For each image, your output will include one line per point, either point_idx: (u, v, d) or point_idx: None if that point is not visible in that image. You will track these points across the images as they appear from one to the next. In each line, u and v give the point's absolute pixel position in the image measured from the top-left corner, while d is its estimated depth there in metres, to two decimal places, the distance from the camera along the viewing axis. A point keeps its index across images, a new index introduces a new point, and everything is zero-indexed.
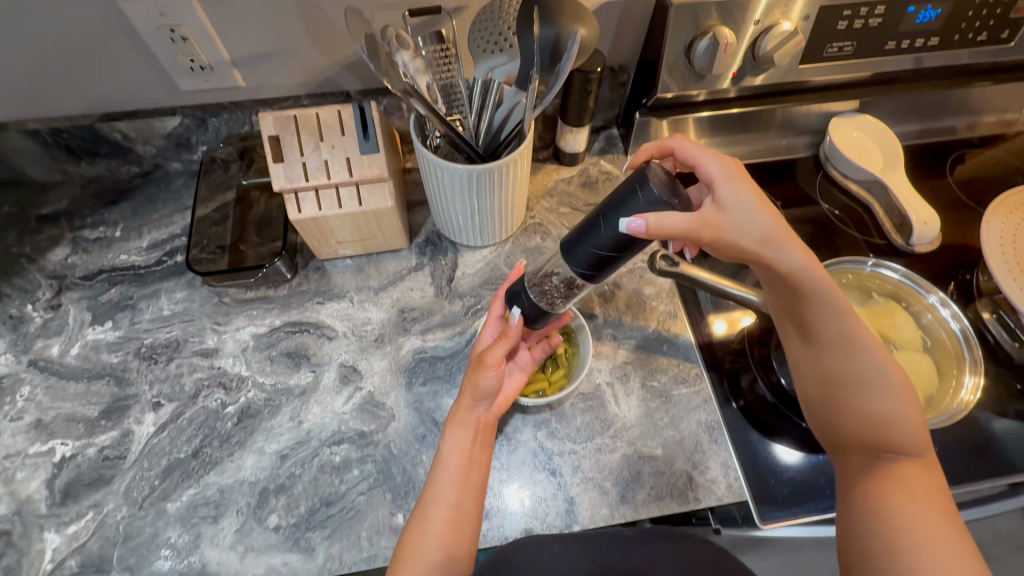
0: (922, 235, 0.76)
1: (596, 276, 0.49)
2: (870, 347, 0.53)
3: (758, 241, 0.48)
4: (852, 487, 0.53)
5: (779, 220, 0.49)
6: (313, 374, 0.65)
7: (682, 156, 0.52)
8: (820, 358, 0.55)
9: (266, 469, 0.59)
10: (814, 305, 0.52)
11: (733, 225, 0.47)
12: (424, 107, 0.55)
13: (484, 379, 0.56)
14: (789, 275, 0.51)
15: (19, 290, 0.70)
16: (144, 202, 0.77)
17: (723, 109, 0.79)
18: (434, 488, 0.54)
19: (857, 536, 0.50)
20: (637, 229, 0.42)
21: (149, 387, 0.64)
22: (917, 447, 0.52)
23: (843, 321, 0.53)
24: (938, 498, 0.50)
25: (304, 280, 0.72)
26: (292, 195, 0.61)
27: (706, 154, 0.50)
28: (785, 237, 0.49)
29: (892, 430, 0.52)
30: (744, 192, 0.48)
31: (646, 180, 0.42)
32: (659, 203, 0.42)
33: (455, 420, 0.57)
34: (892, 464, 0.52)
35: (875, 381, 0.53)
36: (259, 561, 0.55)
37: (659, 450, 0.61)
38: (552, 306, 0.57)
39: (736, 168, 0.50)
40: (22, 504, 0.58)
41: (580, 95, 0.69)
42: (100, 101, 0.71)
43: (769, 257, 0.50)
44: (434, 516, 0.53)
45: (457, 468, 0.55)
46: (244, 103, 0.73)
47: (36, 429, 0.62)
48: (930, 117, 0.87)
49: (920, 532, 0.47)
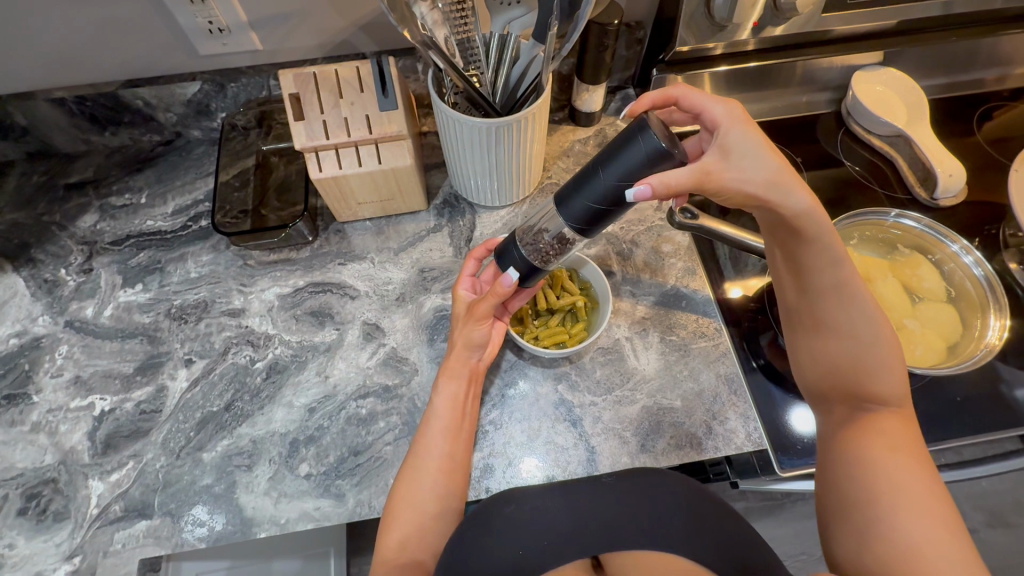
0: (948, 187, 0.75)
1: (590, 230, 0.48)
2: (865, 296, 0.50)
3: (763, 184, 0.45)
4: (836, 439, 0.50)
5: (784, 163, 0.46)
6: (337, 332, 0.67)
7: (688, 104, 0.49)
8: (813, 310, 0.52)
9: (295, 421, 0.61)
10: (811, 252, 0.49)
11: (737, 173, 0.45)
12: (442, 60, 0.55)
13: (475, 333, 0.58)
14: (794, 221, 0.47)
15: (53, 255, 0.72)
16: (167, 169, 0.79)
17: (741, 63, 0.78)
18: (426, 438, 0.57)
19: (842, 488, 0.48)
20: (642, 196, 0.41)
21: (181, 345, 0.66)
22: (901, 400, 0.50)
23: (842, 267, 0.49)
24: (921, 451, 0.47)
25: (325, 242, 0.73)
26: (314, 154, 0.62)
27: (710, 99, 0.48)
28: (791, 180, 0.46)
29: (880, 383, 0.49)
30: (746, 133, 0.46)
31: (646, 127, 0.41)
32: (659, 154, 0.41)
33: (450, 372, 0.59)
34: (877, 416, 0.49)
35: (869, 333, 0.49)
36: (292, 506, 0.57)
37: (678, 402, 0.62)
38: (546, 263, 0.54)
39: (742, 112, 0.47)
40: (67, 454, 0.60)
41: (597, 51, 0.68)
42: (121, 68, 0.72)
43: (776, 201, 0.46)
44: (426, 466, 0.55)
45: (449, 416, 0.58)
46: (262, 68, 0.74)
47: (75, 385, 0.64)
48: (958, 69, 0.84)
49: (906, 482, 0.45)
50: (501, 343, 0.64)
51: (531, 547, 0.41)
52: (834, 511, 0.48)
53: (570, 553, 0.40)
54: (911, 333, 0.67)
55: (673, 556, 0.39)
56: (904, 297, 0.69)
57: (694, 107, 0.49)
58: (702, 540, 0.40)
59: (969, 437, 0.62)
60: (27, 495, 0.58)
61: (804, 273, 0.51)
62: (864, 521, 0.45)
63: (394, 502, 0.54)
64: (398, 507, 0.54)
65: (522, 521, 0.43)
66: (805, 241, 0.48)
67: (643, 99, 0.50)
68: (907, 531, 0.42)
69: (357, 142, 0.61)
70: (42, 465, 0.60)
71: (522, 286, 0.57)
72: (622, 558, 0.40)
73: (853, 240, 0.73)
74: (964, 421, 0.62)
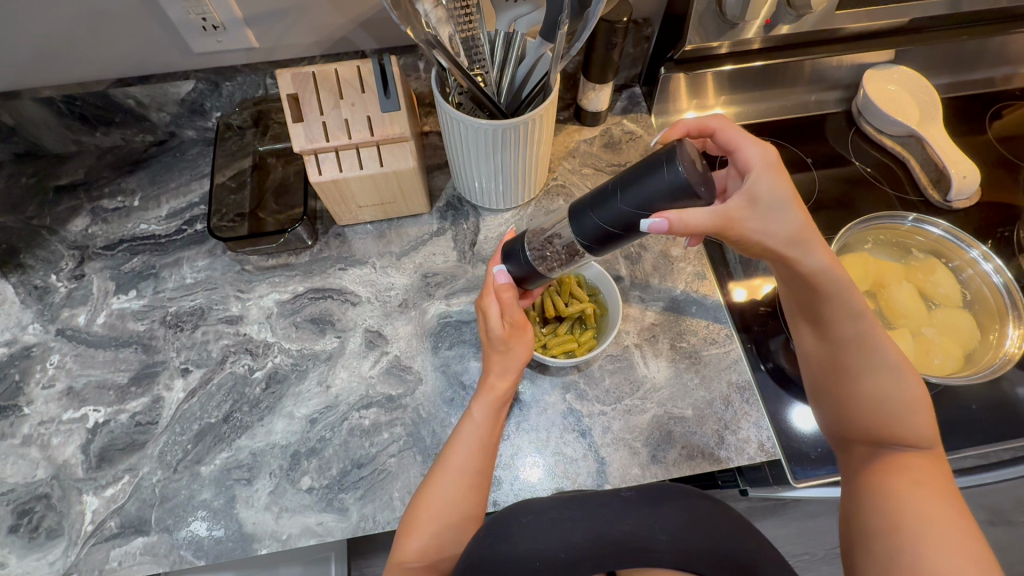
0: (961, 189, 0.74)
1: (597, 250, 0.46)
2: (884, 340, 0.48)
3: (784, 241, 0.44)
4: (858, 476, 0.49)
5: (807, 218, 0.45)
6: (338, 339, 0.65)
7: (724, 138, 0.47)
8: (832, 355, 0.50)
9: (296, 433, 0.60)
10: (826, 304, 0.47)
11: (760, 224, 0.44)
12: (446, 59, 0.53)
13: (518, 359, 0.57)
14: (812, 277, 0.46)
15: (42, 261, 0.70)
16: (160, 171, 0.76)
17: (749, 62, 0.76)
18: (456, 449, 0.53)
19: (864, 517, 0.46)
20: (659, 229, 0.40)
21: (177, 354, 0.64)
22: (930, 440, 0.48)
23: (861, 319, 0.47)
24: (951, 489, 0.45)
25: (325, 247, 0.71)
26: (313, 156, 0.60)
27: (746, 140, 0.46)
28: (811, 236, 0.45)
29: (906, 423, 0.47)
30: (776, 181, 0.44)
31: (674, 157, 0.38)
32: (681, 188, 0.38)
33: (503, 394, 0.56)
34: (901, 455, 0.47)
35: (893, 375, 0.48)
36: (294, 521, 0.55)
37: (688, 411, 0.61)
38: (550, 270, 0.53)
39: (775, 157, 0.45)
40: (59, 468, 0.58)
41: (605, 49, 0.65)
42: (112, 66, 0.69)
43: (794, 257, 0.45)
44: (451, 478, 0.52)
45: (491, 437, 0.54)
46: (258, 66, 0.71)
47: (67, 396, 0.62)
48: (968, 68, 0.83)
49: (932, 518, 0.43)
50: None
51: (548, 558, 0.38)
52: (853, 539, 0.47)
53: (587, 567, 0.38)
54: (931, 341, 0.66)
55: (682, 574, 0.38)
56: (921, 302, 0.68)
57: (728, 142, 0.47)
58: (712, 559, 0.38)
59: (981, 447, 0.61)
60: (18, 512, 0.56)
61: (823, 322, 0.49)
62: (885, 551, 0.43)
63: (418, 507, 0.51)
64: (420, 515, 0.51)
65: (538, 531, 0.39)
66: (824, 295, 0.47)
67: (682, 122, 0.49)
68: (930, 562, 0.41)
69: (358, 144, 0.59)
70: (34, 479, 0.58)
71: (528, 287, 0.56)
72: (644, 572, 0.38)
73: (868, 245, 0.72)
74: (977, 428, 0.62)
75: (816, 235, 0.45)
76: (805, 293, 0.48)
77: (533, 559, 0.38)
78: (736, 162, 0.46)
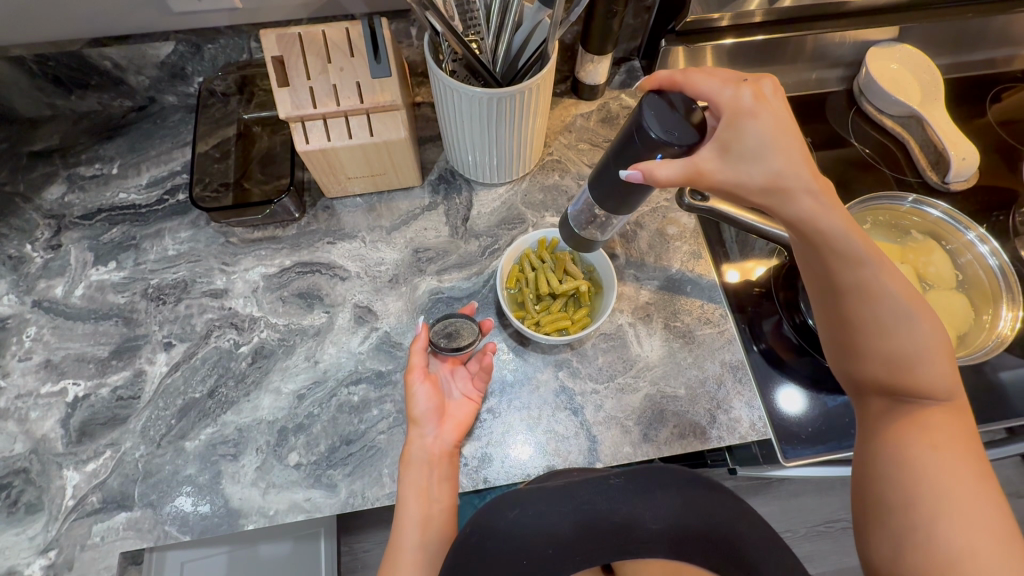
0: (960, 171, 0.73)
1: (616, 210, 0.50)
2: (896, 291, 0.43)
3: (761, 188, 0.40)
4: (876, 437, 0.46)
5: (794, 161, 0.40)
6: (326, 315, 0.63)
7: (690, 92, 0.42)
8: (836, 313, 0.45)
9: (283, 408, 0.58)
10: (826, 257, 0.43)
11: (736, 174, 0.40)
12: (440, 23, 0.50)
13: (414, 398, 0.57)
14: (799, 226, 0.42)
15: (17, 229, 0.67)
16: (141, 138, 0.73)
17: (749, 36, 0.74)
18: (398, 533, 0.54)
19: (875, 486, 0.44)
20: (636, 180, 0.42)
21: (159, 327, 0.62)
22: (952, 391, 0.44)
23: (861, 269, 0.42)
24: (970, 448, 0.43)
25: (313, 220, 0.69)
26: (299, 123, 0.57)
27: (715, 84, 0.41)
28: (797, 182, 0.40)
29: (926, 378, 0.43)
30: (758, 124, 0.40)
31: (642, 120, 0.41)
32: (656, 143, 0.41)
33: (407, 462, 0.54)
34: (923, 412, 0.44)
35: (910, 328, 0.43)
36: (281, 497, 0.55)
37: (681, 390, 0.60)
38: (584, 227, 0.57)
39: (752, 98, 0.40)
40: (38, 443, 0.57)
41: (605, 19, 0.63)
42: (84, 23, 0.65)
43: (771, 205, 0.41)
44: (403, 563, 0.53)
45: (417, 506, 0.54)
46: (242, 28, 0.68)
47: (46, 369, 0.60)
48: (971, 48, 0.81)
49: (953, 488, 0.41)
50: (468, 421, 0.57)
51: (536, 557, 0.34)
52: (866, 510, 0.44)
53: (576, 561, 0.34)
54: None
55: (682, 566, 0.34)
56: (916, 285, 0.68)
57: (697, 95, 0.42)
58: (709, 549, 0.35)
59: None
60: None
61: (824, 274, 0.44)
62: (901, 528, 0.41)
63: None
64: None
65: (526, 525, 0.35)
66: (819, 243, 0.42)
67: (658, 73, 0.43)
68: (946, 539, 0.39)
69: (347, 112, 0.57)
70: (12, 454, 0.56)
71: (564, 235, 0.60)
72: (635, 565, 0.34)
73: (867, 224, 0.71)
74: None
75: (806, 180, 0.40)
76: (803, 243, 0.44)
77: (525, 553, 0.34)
78: (711, 110, 0.43)
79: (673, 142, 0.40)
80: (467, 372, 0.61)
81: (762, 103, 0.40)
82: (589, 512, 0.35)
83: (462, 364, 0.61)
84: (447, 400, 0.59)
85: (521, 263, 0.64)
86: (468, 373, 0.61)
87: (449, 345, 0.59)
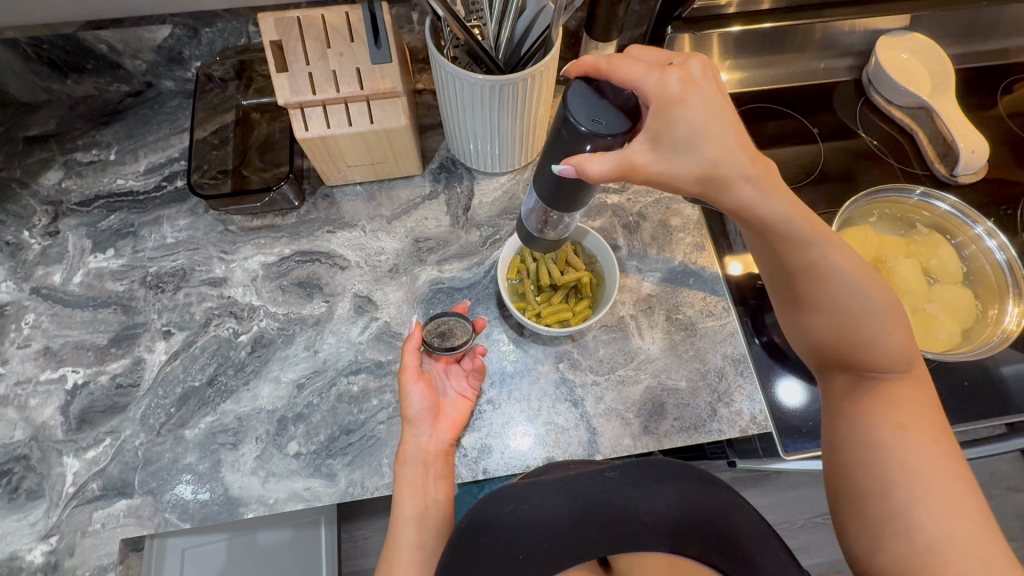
0: (968, 164, 0.72)
1: (568, 211, 0.44)
2: (846, 270, 0.42)
3: (700, 179, 0.38)
4: (843, 420, 0.45)
5: (732, 147, 0.37)
6: (326, 304, 0.63)
7: (615, 81, 0.37)
8: (791, 296, 0.44)
9: (282, 398, 0.58)
10: (775, 243, 0.41)
11: (674, 167, 0.37)
12: (441, 7, 0.49)
13: (409, 397, 0.56)
14: (745, 214, 0.40)
15: (14, 216, 0.67)
16: (138, 124, 0.72)
17: (758, 22, 0.72)
18: (394, 532, 0.54)
19: (848, 473, 0.43)
20: (569, 176, 0.38)
21: (158, 316, 0.62)
22: (909, 360, 0.44)
23: (810, 253, 0.41)
24: (930, 413, 0.43)
25: (312, 208, 0.68)
26: (298, 110, 0.56)
27: (638, 69, 0.36)
28: (736, 168, 0.37)
29: (884, 351, 0.43)
30: (689, 112, 0.36)
31: (566, 109, 0.36)
32: (583, 137, 0.36)
33: (401, 460, 0.54)
34: (884, 385, 0.44)
35: (863, 305, 0.42)
36: (281, 486, 0.55)
37: (682, 382, 0.60)
38: (541, 232, 0.50)
39: (679, 83, 0.36)
40: (38, 429, 0.57)
41: (610, 5, 0.61)
42: (80, 6, 0.64)
43: (715, 194, 0.39)
44: (400, 565, 0.52)
45: (413, 504, 0.54)
46: (240, 11, 0.67)
47: (45, 356, 0.60)
48: (983, 37, 0.80)
49: (925, 467, 0.40)
50: (462, 421, 0.57)
51: (531, 552, 0.34)
52: (841, 498, 0.44)
53: (571, 556, 0.34)
54: (934, 318, 0.66)
55: (677, 559, 0.34)
56: (921, 280, 0.67)
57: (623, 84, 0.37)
58: (705, 542, 0.35)
59: (962, 423, 0.62)
60: None
61: (776, 259, 0.43)
62: (877, 515, 0.41)
63: None
64: None
65: (521, 524, 0.35)
66: (768, 229, 0.40)
67: (582, 58, 0.37)
68: (926, 524, 0.39)
69: (346, 99, 0.56)
70: (12, 441, 0.57)
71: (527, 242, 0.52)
72: (631, 560, 0.34)
73: (872, 218, 0.71)
74: (966, 405, 0.62)
75: (744, 167, 0.37)
76: (749, 229, 0.42)
77: (517, 550, 0.34)
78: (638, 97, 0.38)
79: (603, 133, 0.36)
80: (461, 371, 0.60)
81: (690, 87, 0.36)
82: (585, 507, 0.35)
83: (456, 362, 0.61)
84: (442, 399, 0.58)
85: (522, 254, 0.63)
86: (461, 372, 0.60)
87: (444, 344, 0.58)
